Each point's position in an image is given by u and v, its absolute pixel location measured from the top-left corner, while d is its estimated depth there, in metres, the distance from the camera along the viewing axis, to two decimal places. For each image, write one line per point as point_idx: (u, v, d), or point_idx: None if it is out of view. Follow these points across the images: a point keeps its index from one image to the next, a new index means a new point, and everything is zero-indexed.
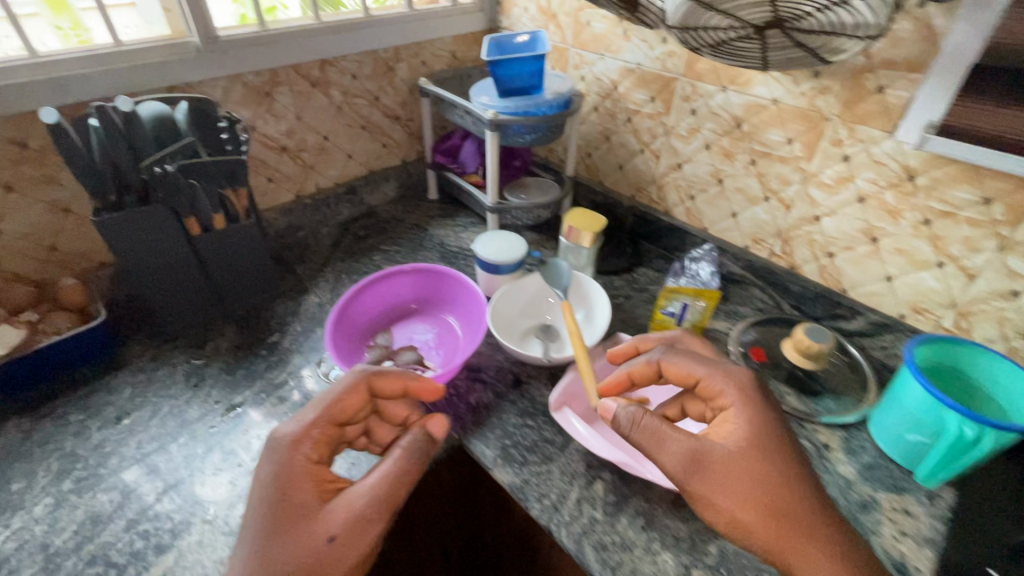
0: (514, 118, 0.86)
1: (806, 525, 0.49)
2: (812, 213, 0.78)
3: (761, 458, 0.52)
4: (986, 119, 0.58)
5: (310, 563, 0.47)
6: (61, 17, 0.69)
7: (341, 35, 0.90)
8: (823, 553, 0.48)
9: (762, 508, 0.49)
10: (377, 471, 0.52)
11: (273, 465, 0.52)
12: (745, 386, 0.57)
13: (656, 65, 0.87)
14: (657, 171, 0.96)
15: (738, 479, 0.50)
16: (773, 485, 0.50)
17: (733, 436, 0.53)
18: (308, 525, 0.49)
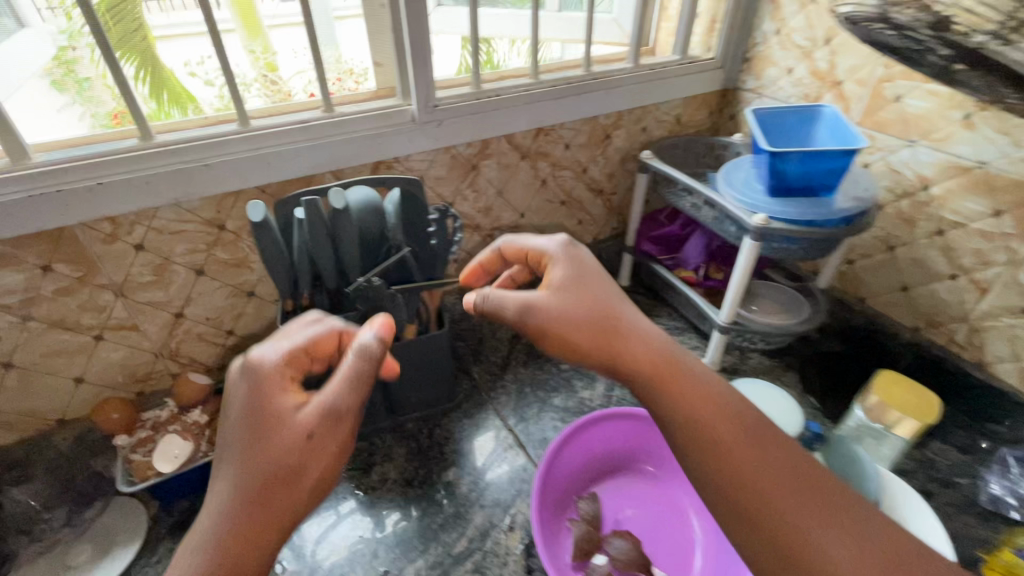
0: (795, 230, 0.63)
1: (637, 339, 0.43)
2: None
3: (582, 291, 0.46)
4: None
5: (290, 463, 0.36)
6: (257, 41, 0.57)
7: (563, 99, 0.74)
8: (663, 365, 0.42)
9: (596, 334, 0.44)
10: (336, 375, 0.41)
11: (237, 389, 0.39)
12: (570, 243, 0.51)
13: (1020, 169, 0.60)
14: (978, 308, 0.68)
15: (573, 316, 0.45)
16: (609, 315, 0.45)
17: (553, 279, 0.48)
18: (278, 432, 0.37)
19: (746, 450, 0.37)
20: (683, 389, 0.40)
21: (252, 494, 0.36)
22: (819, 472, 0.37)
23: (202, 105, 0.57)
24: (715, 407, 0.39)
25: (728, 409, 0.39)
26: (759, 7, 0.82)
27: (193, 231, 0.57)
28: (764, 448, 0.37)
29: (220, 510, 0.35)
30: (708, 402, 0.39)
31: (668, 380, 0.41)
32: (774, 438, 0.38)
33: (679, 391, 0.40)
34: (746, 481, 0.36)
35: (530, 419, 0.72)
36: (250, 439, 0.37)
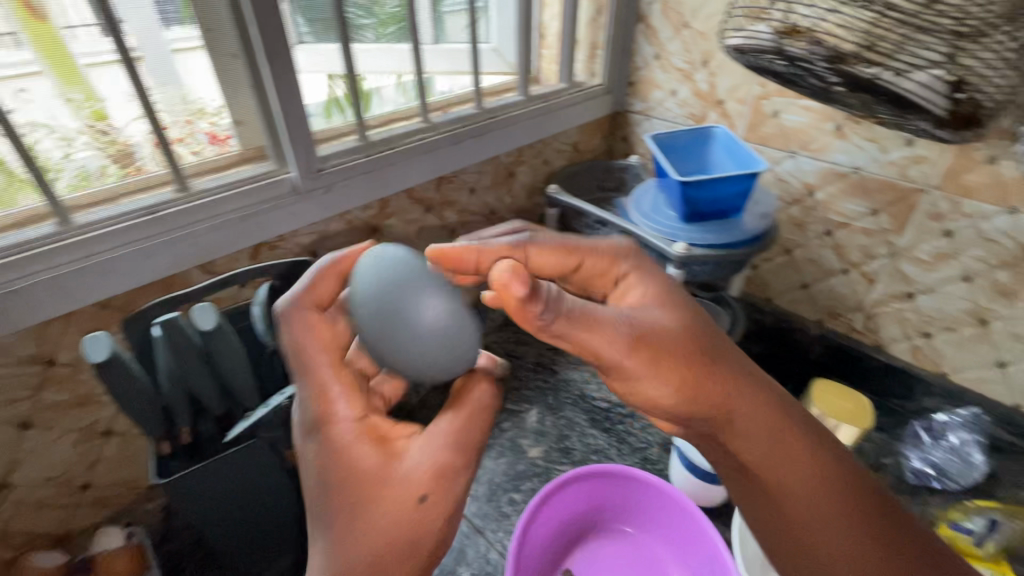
0: (713, 254, 0.63)
1: (752, 414, 0.37)
2: None
3: (706, 371, 0.36)
4: None
5: (407, 539, 0.31)
6: (76, 86, 0.44)
7: (462, 143, 0.69)
8: (727, 383, 0.36)
9: (676, 372, 0.35)
10: (442, 423, 0.34)
11: (312, 443, 0.33)
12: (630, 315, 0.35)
13: (888, 172, 0.66)
14: (868, 297, 0.74)
15: (649, 357, 0.34)
16: (699, 351, 0.36)
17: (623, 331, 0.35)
18: (381, 498, 0.31)
19: (843, 500, 0.36)
20: (796, 463, 0.36)
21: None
22: (881, 506, 0.36)
23: (15, 168, 0.42)
24: (812, 476, 0.36)
25: (816, 457, 0.37)
26: (635, 33, 0.83)
27: (9, 375, 0.43)
28: (784, 433, 0.37)
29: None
30: (759, 404, 0.37)
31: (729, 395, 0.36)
32: (850, 479, 0.37)
33: (784, 459, 0.36)
34: (821, 531, 0.35)
35: (479, 496, 0.64)
36: (353, 506, 0.31)
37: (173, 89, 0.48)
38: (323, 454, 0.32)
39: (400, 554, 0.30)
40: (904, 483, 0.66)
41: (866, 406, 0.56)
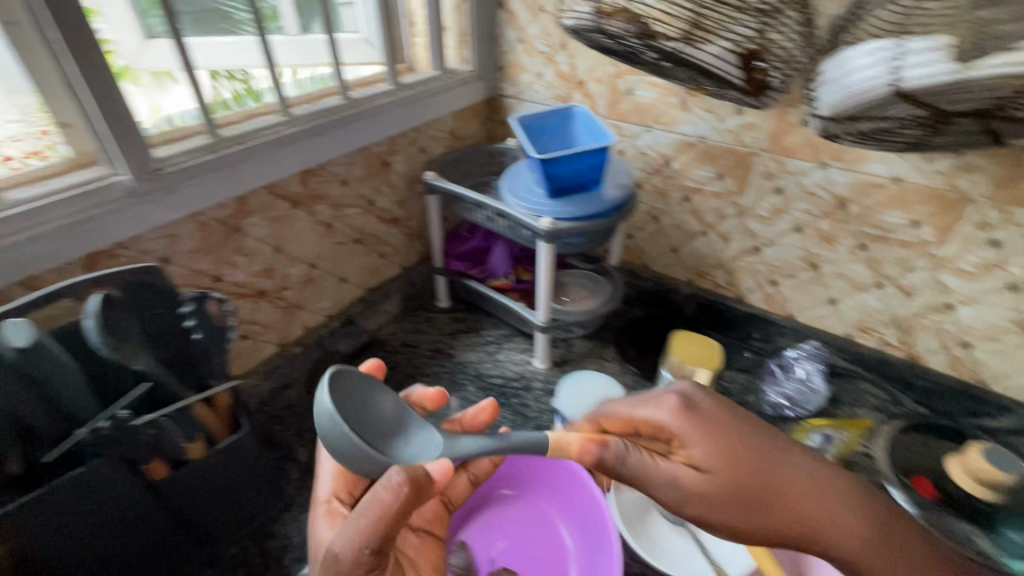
0: (578, 226, 0.67)
1: (804, 500, 0.41)
2: (942, 300, 0.67)
3: (752, 474, 0.41)
4: None
5: None
6: None
7: (324, 134, 0.67)
8: (801, 500, 0.41)
9: (726, 477, 0.41)
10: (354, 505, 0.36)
11: (314, 521, 0.43)
12: (673, 414, 0.43)
13: (726, 138, 0.73)
14: (725, 254, 0.82)
15: (710, 497, 0.41)
16: (744, 474, 0.41)
17: (692, 458, 0.42)
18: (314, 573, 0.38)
19: (893, 545, 0.42)
20: (853, 524, 0.42)
21: None
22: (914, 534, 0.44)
23: None
24: (863, 526, 0.42)
25: (854, 512, 0.42)
26: (498, 19, 0.85)
27: None
28: (842, 507, 0.42)
29: None
30: (813, 500, 0.41)
31: (790, 501, 0.41)
32: (889, 516, 0.43)
33: (829, 539, 0.41)
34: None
35: None
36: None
37: (23, 97, 0.46)
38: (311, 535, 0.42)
39: None
40: (764, 415, 0.75)
41: (716, 346, 0.63)
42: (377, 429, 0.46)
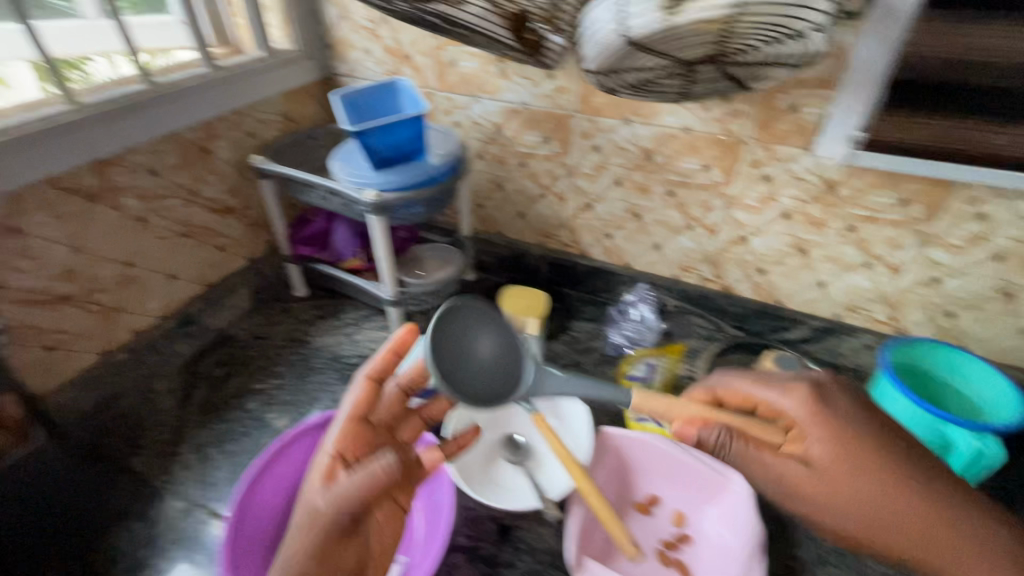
0: (406, 194, 0.68)
1: (891, 501, 0.44)
2: (738, 234, 0.76)
3: (851, 469, 0.45)
4: (898, 131, 0.59)
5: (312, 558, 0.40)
6: None
7: (116, 120, 0.63)
8: (902, 500, 0.44)
9: (834, 465, 0.45)
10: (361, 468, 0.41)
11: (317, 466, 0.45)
12: (792, 391, 0.48)
13: (545, 102, 0.77)
14: (565, 213, 0.87)
15: (840, 492, 0.45)
16: (862, 475, 0.45)
17: (811, 454, 0.46)
18: (308, 515, 0.42)
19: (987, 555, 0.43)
20: (943, 530, 0.43)
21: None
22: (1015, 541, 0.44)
23: None
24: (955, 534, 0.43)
25: (947, 518, 0.44)
26: None
27: None
28: (934, 514, 0.44)
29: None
30: (911, 509, 0.44)
31: (893, 513, 0.44)
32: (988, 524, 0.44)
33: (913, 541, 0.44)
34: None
35: (219, 481, 0.63)
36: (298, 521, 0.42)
37: None
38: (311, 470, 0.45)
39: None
40: (606, 355, 0.83)
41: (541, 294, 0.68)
42: (469, 367, 0.54)
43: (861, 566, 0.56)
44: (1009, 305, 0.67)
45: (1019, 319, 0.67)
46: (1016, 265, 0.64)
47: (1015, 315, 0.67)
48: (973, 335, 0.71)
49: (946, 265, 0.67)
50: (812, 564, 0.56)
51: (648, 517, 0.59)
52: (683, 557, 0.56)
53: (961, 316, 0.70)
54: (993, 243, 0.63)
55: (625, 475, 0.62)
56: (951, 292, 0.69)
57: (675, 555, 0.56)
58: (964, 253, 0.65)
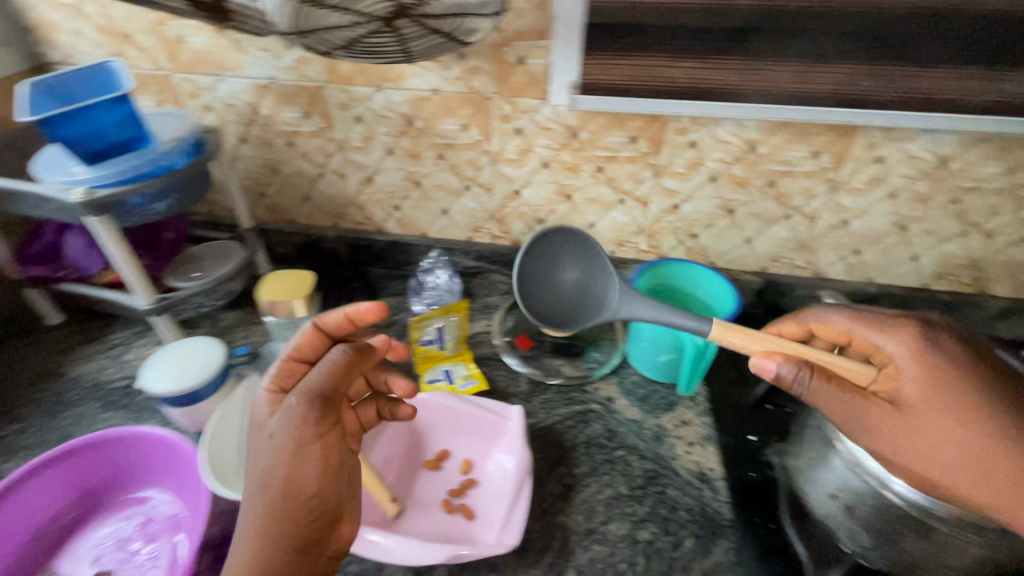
0: (126, 188, 0.61)
1: (976, 450, 0.39)
2: (511, 188, 0.80)
3: (951, 404, 0.40)
4: (604, 72, 0.64)
5: (283, 477, 0.41)
6: None
7: None
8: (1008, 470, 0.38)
9: (927, 400, 0.41)
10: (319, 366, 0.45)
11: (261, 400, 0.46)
12: (899, 323, 0.44)
13: (292, 76, 0.73)
14: (349, 190, 0.85)
15: (929, 443, 0.41)
16: (953, 427, 0.40)
17: (905, 391, 0.42)
18: (265, 436, 0.43)
19: None
20: None
21: (273, 502, 0.40)
22: None
23: None
24: None
25: None
26: None
27: None
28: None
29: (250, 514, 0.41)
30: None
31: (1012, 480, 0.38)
32: None
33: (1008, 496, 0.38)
34: None
35: None
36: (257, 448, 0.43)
37: None
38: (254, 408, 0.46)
39: (288, 491, 0.41)
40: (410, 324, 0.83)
41: (306, 273, 0.66)
42: (549, 285, 0.66)
43: (626, 467, 0.62)
44: (731, 219, 0.78)
45: (741, 230, 0.79)
46: (726, 183, 0.74)
47: (737, 227, 0.78)
48: (713, 250, 0.82)
49: (679, 192, 0.76)
50: (585, 476, 0.61)
51: (437, 472, 0.61)
52: (467, 502, 0.58)
53: (700, 235, 0.80)
54: (706, 166, 0.73)
55: (415, 437, 0.63)
56: (688, 215, 0.78)
57: (459, 502, 0.57)
58: (688, 179, 0.75)
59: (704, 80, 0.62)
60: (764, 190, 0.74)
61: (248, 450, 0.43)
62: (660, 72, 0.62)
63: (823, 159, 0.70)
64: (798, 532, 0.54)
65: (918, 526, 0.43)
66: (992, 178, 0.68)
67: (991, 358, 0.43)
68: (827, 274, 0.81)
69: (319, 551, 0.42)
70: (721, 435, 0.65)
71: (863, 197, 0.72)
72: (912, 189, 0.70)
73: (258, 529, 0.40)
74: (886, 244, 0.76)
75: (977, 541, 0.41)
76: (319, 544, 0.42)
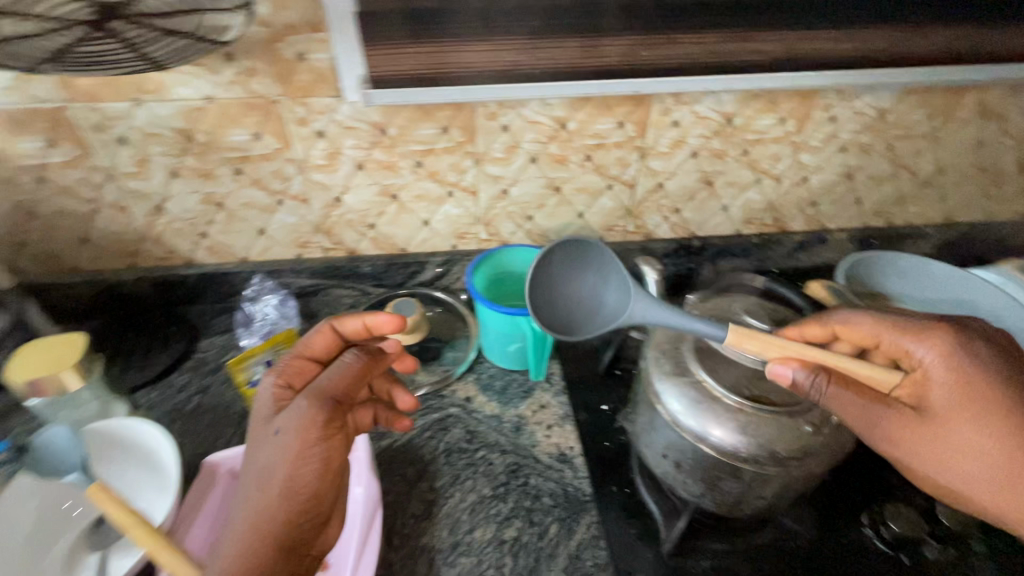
0: None
1: (996, 458, 0.41)
2: (330, 196, 0.74)
3: (983, 419, 0.41)
4: (394, 63, 0.59)
5: (286, 473, 0.43)
6: None
7: None
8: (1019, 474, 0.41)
9: (962, 415, 0.41)
10: (335, 366, 0.49)
11: (263, 393, 0.48)
12: (939, 336, 0.43)
13: (16, 97, 0.59)
14: (137, 224, 0.72)
15: (947, 447, 0.42)
16: (973, 433, 0.41)
17: (937, 402, 0.42)
18: (267, 426, 0.46)
19: None
20: None
21: (276, 493, 0.43)
22: None
23: None
24: None
25: None
26: None
27: None
28: None
29: (246, 502, 0.43)
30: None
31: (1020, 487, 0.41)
32: None
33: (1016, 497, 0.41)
34: None
35: None
36: (257, 437, 0.45)
37: None
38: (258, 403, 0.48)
39: (289, 489, 0.43)
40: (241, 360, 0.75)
41: (76, 337, 0.57)
42: (554, 293, 0.56)
43: (488, 467, 0.61)
44: (560, 197, 0.79)
45: (572, 205, 0.80)
46: (546, 162, 0.74)
47: (568, 203, 0.80)
48: (551, 229, 0.82)
49: (504, 176, 0.75)
50: (446, 488, 0.59)
51: None
52: None
53: (535, 216, 0.80)
54: (524, 148, 0.72)
55: None
56: (519, 199, 0.78)
57: None
58: (509, 163, 0.74)
59: (497, 63, 0.61)
60: (584, 164, 0.75)
61: (253, 439, 0.45)
62: (451, 58, 0.59)
63: (629, 128, 0.72)
64: (647, 489, 0.58)
65: (731, 469, 0.45)
66: (770, 129, 0.75)
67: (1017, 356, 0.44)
68: (656, 234, 0.86)
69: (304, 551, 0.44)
70: (577, 411, 0.67)
71: (671, 159, 0.76)
72: (709, 147, 0.76)
73: (250, 520, 0.42)
74: (699, 199, 0.82)
75: (778, 475, 0.44)
76: (306, 542, 0.44)
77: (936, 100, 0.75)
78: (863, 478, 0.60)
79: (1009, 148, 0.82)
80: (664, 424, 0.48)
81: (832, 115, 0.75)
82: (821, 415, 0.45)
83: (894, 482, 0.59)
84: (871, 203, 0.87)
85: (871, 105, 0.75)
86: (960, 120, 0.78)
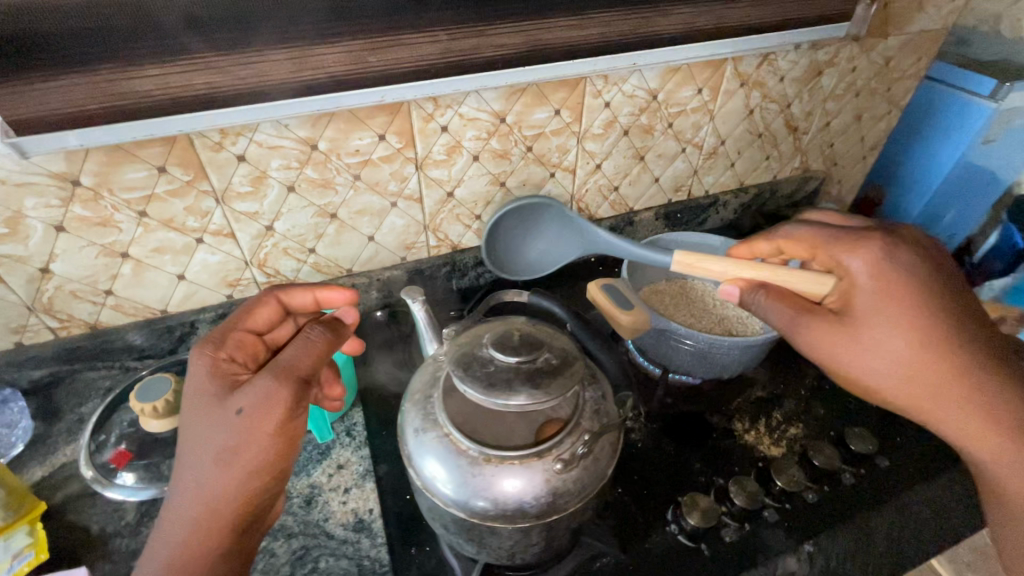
0: None
1: (903, 352, 0.44)
2: (33, 268, 0.59)
3: (904, 319, 0.44)
4: (41, 102, 0.47)
5: (252, 457, 0.40)
6: None
7: None
8: (922, 371, 0.44)
9: (880, 312, 0.44)
10: (299, 335, 0.45)
11: (202, 371, 0.44)
12: (878, 248, 0.46)
13: None
14: None
15: (868, 349, 0.45)
16: (892, 333, 0.44)
17: (862, 304, 0.45)
18: (219, 407, 0.41)
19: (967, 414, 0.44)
20: (947, 391, 0.44)
21: (239, 478, 0.40)
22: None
23: None
24: (960, 402, 0.44)
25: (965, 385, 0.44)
26: None
27: None
28: (943, 375, 0.43)
29: (199, 491, 0.40)
30: (945, 383, 0.43)
31: (919, 385, 0.44)
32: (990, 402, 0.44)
33: (916, 389, 0.44)
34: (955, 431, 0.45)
35: None
36: (208, 419, 0.41)
37: None
38: (193, 386, 0.43)
39: (253, 472, 0.41)
40: None
41: None
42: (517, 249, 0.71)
43: (268, 561, 0.52)
44: (339, 224, 0.70)
45: (358, 230, 0.71)
46: (308, 188, 0.65)
47: (351, 228, 0.71)
48: (343, 258, 0.73)
49: (261, 213, 0.64)
50: None
51: None
52: None
53: (317, 248, 0.71)
54: (274, 177, 0.62)
55: None
56: (289, 233, 0.68)
57: None
58: (262, 195, 0.63)
59: (190, 86, 0.50)
60: (354, 184, 0.67)
61: (198, 424, 0.41)
62: (123, 87, 0.48)
63: (392, 140, 0.65)
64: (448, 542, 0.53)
65: (486, 529, 0.41)
66: (547, 122, 0.72)
67: (943, 265, 0.47)
68: (462, 245, 0.80)
69: (258, 525, 0.44)
70: (378, 465, 0.60)
71: (451, 167, 0.70)
72: (489, 148, 0.71)
73: (206, 510, 0.40)
74: (496, 202, 0.77)
75: (534, 526, 0.40)
76: (260, 520, 0.43)
77: (700, 75, 0.76)
78: (668, 469, 0.59)
79: (775, 113, 0.87)
80: (421, 486, 0.43)
81: (605, 100, 0.73)
82: (571, 447, 0.41)
83: (696, 468, 0.59)
84: (667, 180, 0.88)
85: (640, 87, 0.74)
86: (727, 92, 0.80)
